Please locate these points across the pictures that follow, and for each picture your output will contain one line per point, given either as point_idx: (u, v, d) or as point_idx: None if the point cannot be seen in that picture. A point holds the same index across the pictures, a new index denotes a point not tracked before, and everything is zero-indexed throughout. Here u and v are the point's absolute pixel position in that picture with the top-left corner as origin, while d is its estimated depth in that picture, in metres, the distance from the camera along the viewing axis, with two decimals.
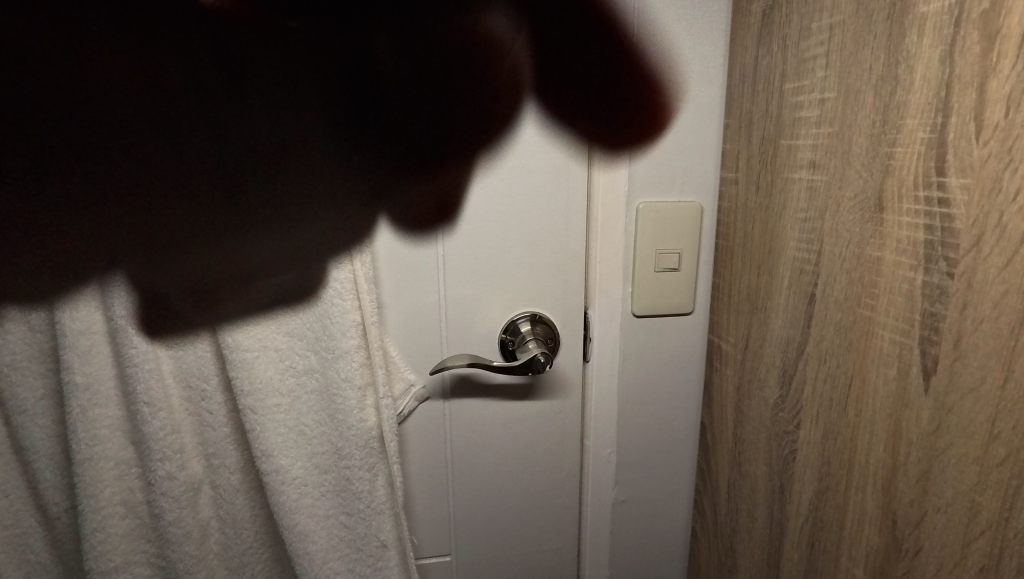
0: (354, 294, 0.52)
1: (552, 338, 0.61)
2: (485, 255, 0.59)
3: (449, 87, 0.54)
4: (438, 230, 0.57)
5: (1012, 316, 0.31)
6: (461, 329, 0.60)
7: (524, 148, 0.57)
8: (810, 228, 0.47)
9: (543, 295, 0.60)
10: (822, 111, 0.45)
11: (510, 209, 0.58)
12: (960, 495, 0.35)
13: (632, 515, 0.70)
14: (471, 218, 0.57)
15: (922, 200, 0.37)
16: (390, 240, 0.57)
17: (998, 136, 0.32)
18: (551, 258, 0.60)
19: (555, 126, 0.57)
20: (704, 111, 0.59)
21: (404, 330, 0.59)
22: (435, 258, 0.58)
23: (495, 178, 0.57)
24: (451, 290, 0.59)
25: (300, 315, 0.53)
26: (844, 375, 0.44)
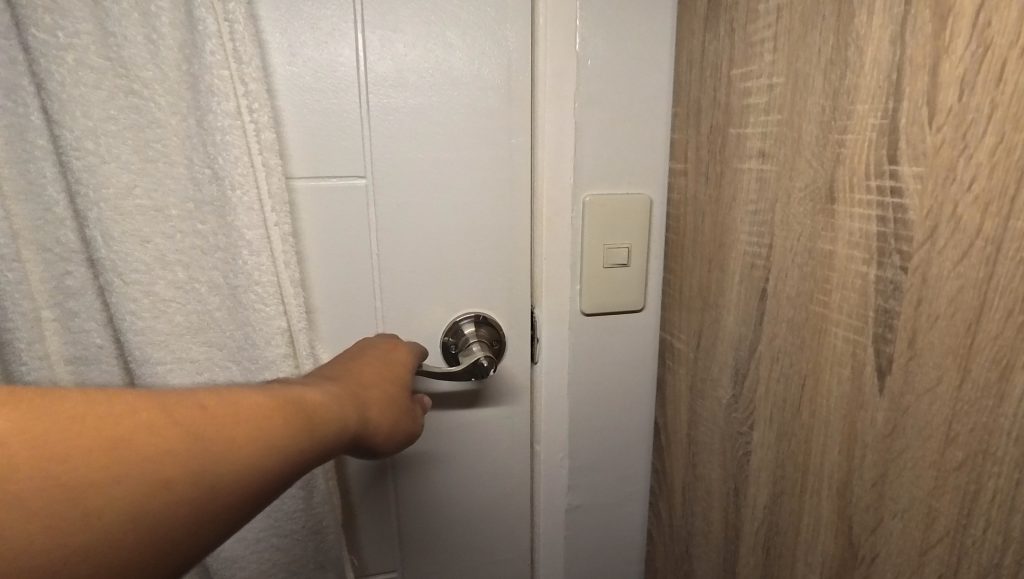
0: (278, 298, 0.49)
1: (498, 340, 0.58)
2: (424, 253, 0.55)
3: (378, 72, 0.50)
4: (372, 227, 0.53)
5: (969, 312, 0.30)
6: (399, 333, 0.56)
7: (463, 138, 0.53)
8: (760, 221, 0.45)
9: (486, 295, 0.57)
10: (770, 98, 0.43)
11: (451, 204, 0.54)
12: (917, 500, 0.33)
13: (587, 521, 0.67)
14: (408, 214, 0.54)
15: (874, 189, 0.35)
16: (318, 239, 0.53)
17: (952, 120, 0.30)
18: (495, 256, 0.56)
19: (494, 115, 0.53)
20: (651, 98, 0.56)
21: (336, 335, 0.55)
22: (370, 257, 0.54)
23: (434, 171, 0.53)
24: (388, 292, 0.55)
25: (219, 322, 0.50)
26: (798, 374, 0.42)
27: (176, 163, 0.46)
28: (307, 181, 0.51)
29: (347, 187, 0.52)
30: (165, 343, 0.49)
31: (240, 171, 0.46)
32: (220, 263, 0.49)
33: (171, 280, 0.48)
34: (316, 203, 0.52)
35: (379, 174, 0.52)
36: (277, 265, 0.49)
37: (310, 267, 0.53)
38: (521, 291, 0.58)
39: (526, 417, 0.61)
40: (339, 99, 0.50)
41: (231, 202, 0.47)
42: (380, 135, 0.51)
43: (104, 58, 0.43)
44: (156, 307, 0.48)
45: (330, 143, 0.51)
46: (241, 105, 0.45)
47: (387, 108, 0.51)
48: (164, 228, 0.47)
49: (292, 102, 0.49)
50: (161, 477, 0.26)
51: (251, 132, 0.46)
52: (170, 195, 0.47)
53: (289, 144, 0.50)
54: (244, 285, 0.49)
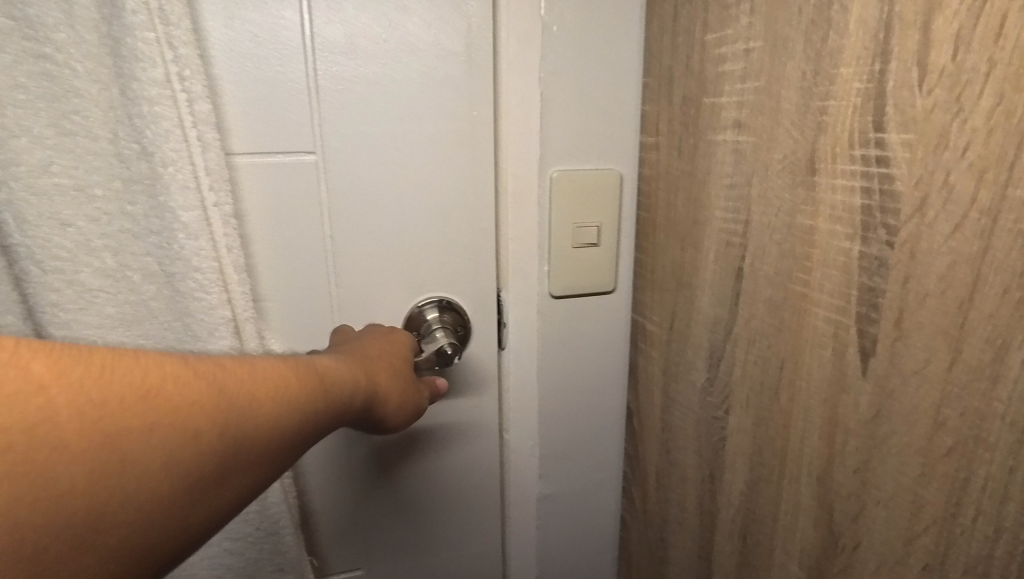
0: (220, 285, 0.45)
1: (462, 324, 0.54)
2: (381, 234, 0.51)
3: (326, 37, 0.46)
4: (323, 207, 0.49)
5: (961, 290, 0.28)
6: (357, 320, 0.53)
7: (421, 110, 0.49)
8: (736, 196, 0.43)
9: (450, 279, 0.54)
10: (747, 64, 0.40)
11: (410, 181, 0.50)
12: (902, 488, 0.32)
13: (559, 509, 0.65)
14: (364, 193, 0.50)
15: (859, 159, 0.33)
16: (264, 220, 0.48)
17: (945, 82, 0.28)
18: (459, 237, 0.53)
19: (454, 85, 0.49)
20: (621, 68, 0.53)
21: (288, 325, 0.51)
22: (323, 240, 0.50)
23: (391, 145, 0.49)
24: (343, 277, 0.51)
25: (155, 313, 0.46)
26: (776, 357, 0.40)
27: (99, 136, 0.41)
28: (249, 158, 0.47)
29: (295, 163, 0.48)
30: (94, 336, 0.45)
31: (172, 146, 0.42)
32: (153, 248, 0.44)
33: (98, 268, 0.43)
34: (261, 181, 0.47)
35: (330, 149, 0.48)
36: (218, 249, 0.45)
37: (256, 251, 0.49)
38: (487, 274, 0.54)
39: (495, 405, 0.59)
40: (282, 66, 0.46)
41: (162, 180, 0.42)
42: (331, 107, 0.47)
43: (7, 16, 0.38)
44: (83, 297, 0.43)
45: (274, 115, 0.46)
46: (171, 72, 0.41)
47: (336, 76, 0.47)
48: (87, 210, 0.42)
49: (229, 69, 0.45)
50: (191, 428, 0.25)
51: (182, 102, 0.41)
52: (93, 173, 0.42)
53: (227, 115, 0.46)
54: (181, 272, 0.44)
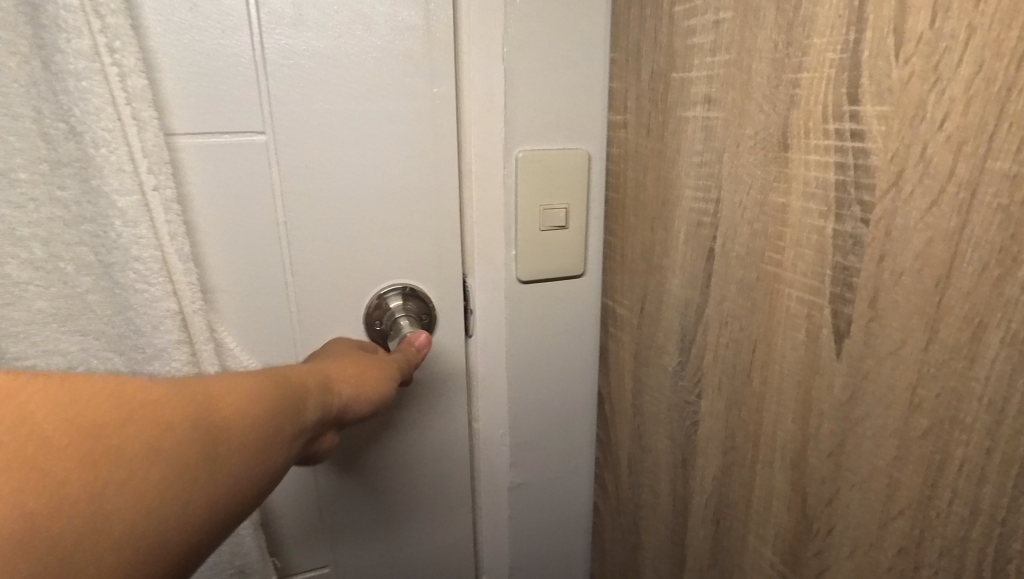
0: (164, 275, 0.42)
1: (427, 311, 0.52)
2: (338, 218, 0.48)
3: (272, 7, 0.43)
4: (275, 190, 0.46)
5: (938, 267, 0.27)
6: (315, 311, 0.50)
7: (378, 86, 0.46)
8: (706, 174, 0.41)
9: (413, 265, 0.51)
10: (717, 36, 0.39)
11: (369, 163, 0.47)
12: (877, 470, 0.31)
13: (531, 498, 0.64)
14: (318, 176, 0.47)
15: (833, 133, 0.31)
16: (210, 206, 0.45)
17: (922, 50, 0.26)
18: (422, 221, 0.50)
19: (413, 60, 0.46)
20: (587, 43, 0.51)
21: (241, 317, 0.48)
22: (276, 227, 0.47)
23: (347, 125, 0.46)
24: (298, 265, 0.48)
25: (92, 307, 0.42)
26: (748, 339, 0.39)
27: (21, 116, 0.38)
28: (192, 138, 0.43)
29: (243, 144, 0.45)
30: (25, 333, 0.41)
31: (104, 125, 0.38)
32: (87, 237, 0.41)
33: (27, 259, 0.40)
34: (205, 163, 0.44)
35: (280, 129, 0.45)
36: (160, 236, 0.41)
37: (203, 240, 0.46)
38: (452, 259, 0.52)
39: (463, 394, 0.57)
40: (224, 38, 0.42)
41: (94, 163, 0.39)
42: (280, 83, 0.44)
43: None
44: (10, 291, 0.40)
45: (217, 92, 0.43)
46: (99, 43, 0.37)
47: (284, 49, 0.44)
48: (11, 196, 0.39)
49: (166, 41, 0.41)
50: (172, 420, 0.23)
51: (114, 77, 0.38)
52: (16, 155, 0.38)
53: (165, 92, 0.42)
54: (120, 263, 0.41)
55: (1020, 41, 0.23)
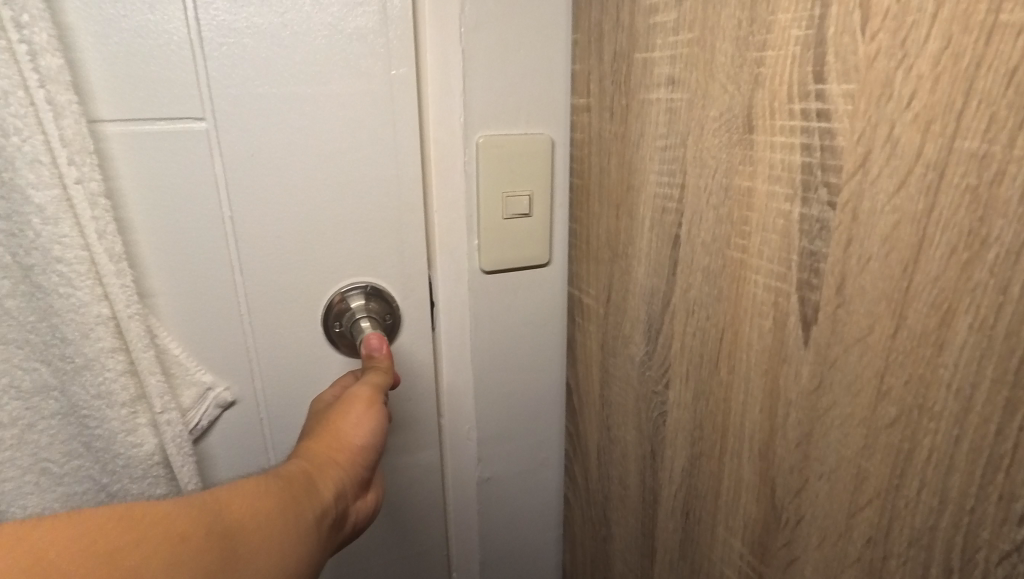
0: (93, 278, 0.37)
1: (391, 311, 0.50)
2: (290, 211, 0.45)
3: None
4: (219, 183, 0.43)
5: (906, 251, 0.26)
6: (266, 310, 0.47)
7: (328, 69, 0.43)
8: (671, 159, 0.40)
9: (371, 260, 0.49)
10: (679, 14, 0.37)
11: (320, 152, 0.45)
12: (845, 460, 0.30)
13: (500, 492, 0.62)
14: (266, 166, 0.44)
15: (798, 114, 0.30)
16: (147, 201, 0.42)
17: (890, 24, 0.25)
18: (380, 213, 0.48)
19: (364, 40, 0.44)
20: (548, 23, 0.49)
21: (186, 321, 0.45)
22: (220, 221, 0.44)
23: (295, 110, 0.43)
24: (248, 262, 0.45)
25: (13, 313, 0.36)
26: (714, 328, 0.38)
27: None
28: (121, 126, 0.40)
29: (180, 132, 0.41)
30: None
31: (13, 110, 0.33)
32: (2, 237, 0.35)
33: None
34: (137, 154, 0.41)
35: (221, 115, 0.42)
36: (86, 235, 0.37)
37: (138, 236, 0.42)
38: (415, 252, 0.50)
39: (428, 390, 0.55)
40: (156, 15, 0.39)
41: (5, 153, 0.34)
42: (219, 64, 0.41)
43: None
44: None
45: (149, 74, 0.40)
46: (4, 16, 0.32)
47: (224, 27, 0.40)
48: None
49: (87, 18, 0.38)
50: (175, 531, 0.25)
51: (24, 56, 0.33)
52: None
53: (88, 75, 0.38)
54: (41, 265, 0.36)
55: (989, 12, 0.22)
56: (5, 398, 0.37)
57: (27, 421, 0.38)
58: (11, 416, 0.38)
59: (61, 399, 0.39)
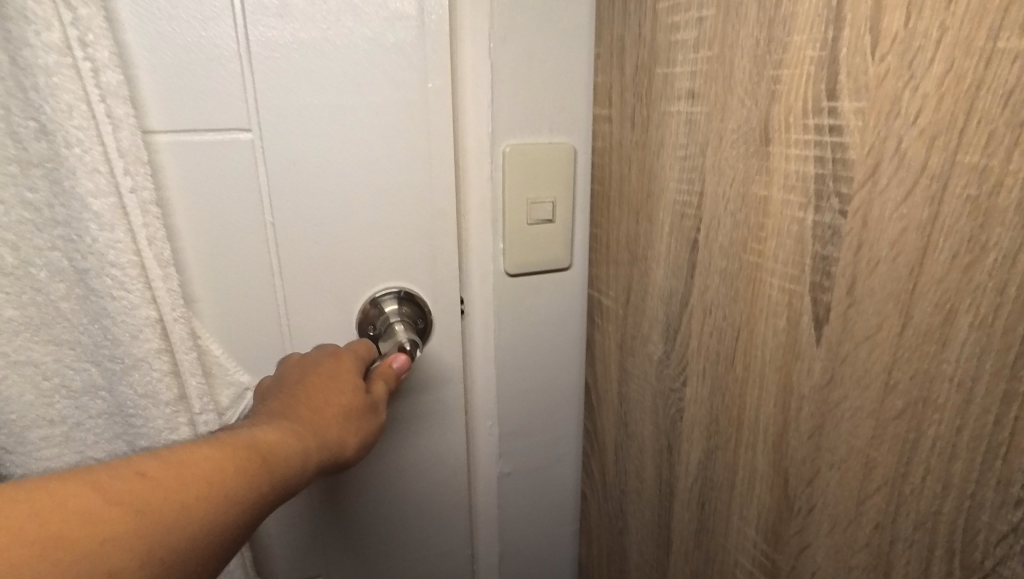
0: (143, 282, 0.39)
1: (423, 316, 0.53)
2: (328, 218, 0.48)
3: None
4: (263, 191, 0.46)
5: (912, 255, 0.28)
6: (303, 312, 0.50)
7: (368, 81, 0.46)
8: (689, 167, 0.42)
9: (403, 265, 0.51)
10: (700, 32, 0.40)
11: (359, 161, 0.47)
12: (855, 450, 0.32)
13: (519, 486, 0.65)
14: (307, 173, 0.46)
15: (813, 128, 0.33)
16: (193, 209, 0.44)
17: (898, 48, 0.28)
18: (413, 221, 0.50)
19: (403, 55, 0.46)
20: (571, 37, 0.52)
21: (228, 321, 0.48)
22: (262, 227, 0.46)
23: (335, 120, 0.46)
24: (287, 266, 0.48)
25: (67, 315, 0.39)
26: (731, 328, 0.40)
27: None
28: (171, 136, 0.42)
29: (226, 142, 0.44)
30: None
31: (76, 123, 0.35)
32: (61, 242, 0.38)
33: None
34: (185, 163, 0.43)
35: (268, 126, 0.44)
36: (138, 241, 0.39)
37: (182, 241, 0.45)
38: (447, 258, 0.52)
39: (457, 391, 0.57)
40: (207, 32, 0.41)
41: (66, 163, 0.36)
42: (267, 77, 0.43)
43: None
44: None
45: (198, 88, 0.42)
46: (71, 36, 0.34)
47: (271, 43, 0.43)
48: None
49: (141, 34, 0.40)
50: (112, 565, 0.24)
51: (87, 73, 0.35)
52: None
53: (141, 88, 0.41)
54: (95, 269, 0.38)
55: (988, 40, 0.24)
56: (57, 397, 0.41)
57: (75, 419, 0.42)
58: (60, 413, 0.41)
59: (105, 398, 0.42)
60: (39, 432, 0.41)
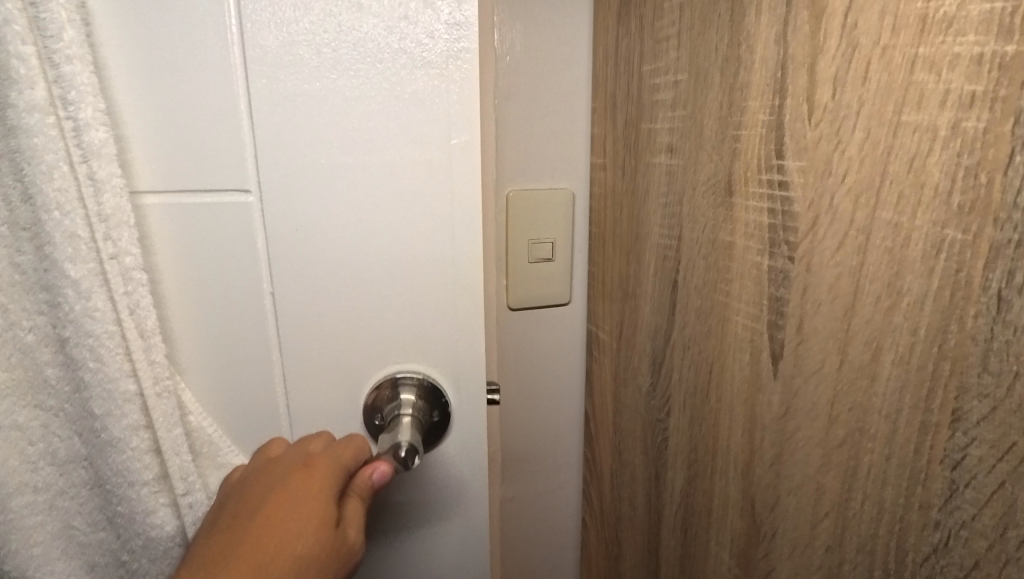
0: (123, 353, 0.32)
1: (441, 407, 0.42)
2: (335, 292, 0.39)
3: (262, 45, 0.35)
4: (263, 258, 0.38)
5: (846, 298, 0.31)
6: (305, 397, 0.41)
7: (384, 131, 0.37)
8: (671, 214, 0.46)
9: (425, 348, 0.41)
10: (676, 93, 0.44)
11: (371, 221, 0.38)
12: (808, 477, 0.35)
13: (521, 511, 0.68)
14: (309, 239, 0.38)
15: (766, 183, 0.36)
16: (183, 277, 0.38)
17: (828, 116, 0.31)
18: (434, 296, 0.40)
19: (425, 105, 0.37)
20: (569, 93, 0.57)
21: (223, 404, 0.40)
22: (261, 297, 0.39)
23: (343, 178, 0.37)
24: (289, 347, 0.40)
25: (51, 382, 0.32)
26: (705, 362, 0.44)
27: None
28: (162, 197, 0.36)
29: (223, 203, 0.37)
30: None
31: (57, 185, 0.29)
32: (45, 306, 0.31)
33: None
34: (177, 228, 0.37)
35: (268, 185, 0.37)
36: (120, 311, 0.32)
37: (170, 313, 0.38)
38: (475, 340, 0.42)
39: (480, 495, 0.46)
40: (205, 82, 0.35)
41: (45, 230, 0.29)
42: (266, 126, 0.36)
43: None
44: None
45: (194, 144, 0.36)
46: (53, 93, 0.29)
47: (274, 93, 0.35)
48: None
49: (134, 87, 0.34)
50: None
51: (69, 131, 0.30)
52: None
53: (133, 148, 0.35)
54: (73, 338, 0.31)
55: (895, 114, 0.28)
56: (38, 464, 0.33)
57: (59, 487, 0.34)
58: (42, 480, 0.33)
59: (89, 469, 0.34)
60: (18, 500, 0.32)
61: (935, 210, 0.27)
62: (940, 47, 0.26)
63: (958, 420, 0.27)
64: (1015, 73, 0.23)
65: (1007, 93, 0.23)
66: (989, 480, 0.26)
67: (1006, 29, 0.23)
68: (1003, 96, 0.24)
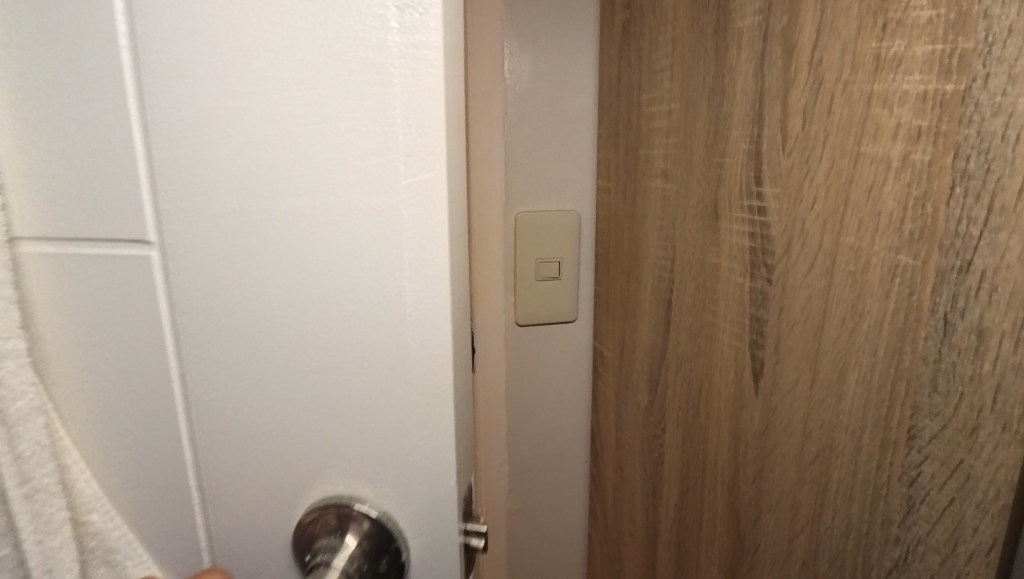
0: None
1: (389, 553, 0.33)
2: (250, 392, 0.32)
3: (160, 103, 0.29)
4: (167, 339, 0.32)
5: (816, 319, 0.33)
6: (220, 505, 0.34)
7: (299, 206, 0.30)
8: (666, 236, 0.48)
9: (356, 467, 0.33)
10: (669, 122, 0.46)
11: (289, 306, 0.31)
12: (785, 493, 0.36)
13: (527, 523, 0.69)
14: (219, 326, 0.32)
15: (747, 208, 0.38)
16: (77, 349, 0.33)
17: (799, 146, 0.33)
18: (367, 405, 0.32)
19: (353, 173, 0.30)
20: (576, 120, 0.60)
21: (131, 498, 0.34)
22: (168, 383, 0.33)
23: (250, 257, 0.31)
24: (200, 447, 0.33)
25: None
26: (696, 379, 0.45)
27: None
28: (48, 251, 0.31)
29: (118, 257, 0.31)
30: None
31: None
32: None
33: None
34: (70, 292, 0.32)
35: (168, 256, 0.31)
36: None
37: (58, 387, 0.33)
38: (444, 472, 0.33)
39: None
40: (101, 137, 0.30)
41: None
42: (168, 191, 0.30)
43: None
44: None
45: (86, 206, 0.31)
46: None
47: (175, 158, 0.30)
48: None
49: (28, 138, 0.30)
50: None
51: None
52: None
53: (17, 202, 0.31)
54: None
55: (855, 145, 0.30)
56: None
57: None
58: None
59: None
60: None
61: (890, 237, 0.28)
62: (892, 84, 0.27)
63: (914, 438, 0.28)
64: (954, 110, 0.25)
65: (948, 128, 0.25)
66: (941, 496, 0.27)
67: (945, 69, 0.25)
68: (945, 130, 0.25)
